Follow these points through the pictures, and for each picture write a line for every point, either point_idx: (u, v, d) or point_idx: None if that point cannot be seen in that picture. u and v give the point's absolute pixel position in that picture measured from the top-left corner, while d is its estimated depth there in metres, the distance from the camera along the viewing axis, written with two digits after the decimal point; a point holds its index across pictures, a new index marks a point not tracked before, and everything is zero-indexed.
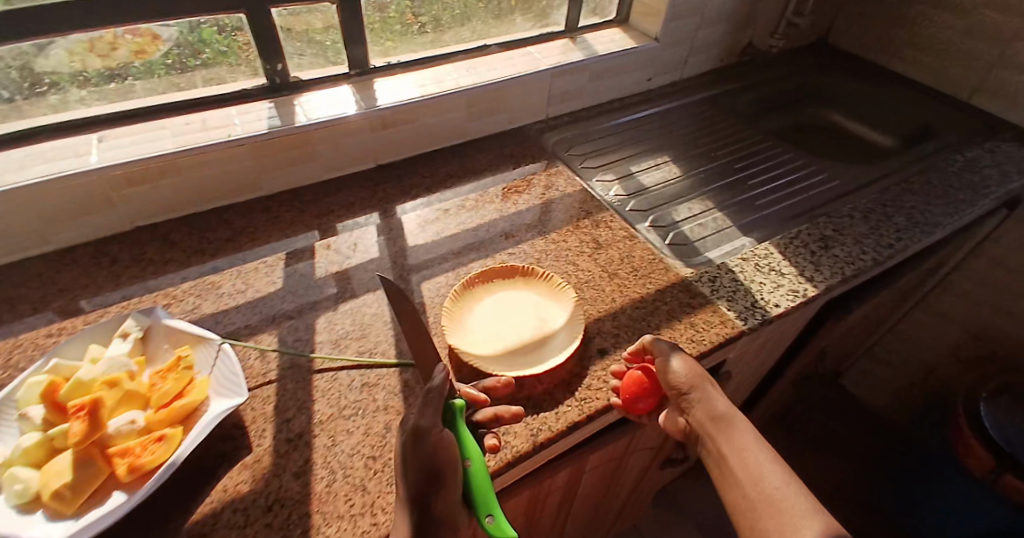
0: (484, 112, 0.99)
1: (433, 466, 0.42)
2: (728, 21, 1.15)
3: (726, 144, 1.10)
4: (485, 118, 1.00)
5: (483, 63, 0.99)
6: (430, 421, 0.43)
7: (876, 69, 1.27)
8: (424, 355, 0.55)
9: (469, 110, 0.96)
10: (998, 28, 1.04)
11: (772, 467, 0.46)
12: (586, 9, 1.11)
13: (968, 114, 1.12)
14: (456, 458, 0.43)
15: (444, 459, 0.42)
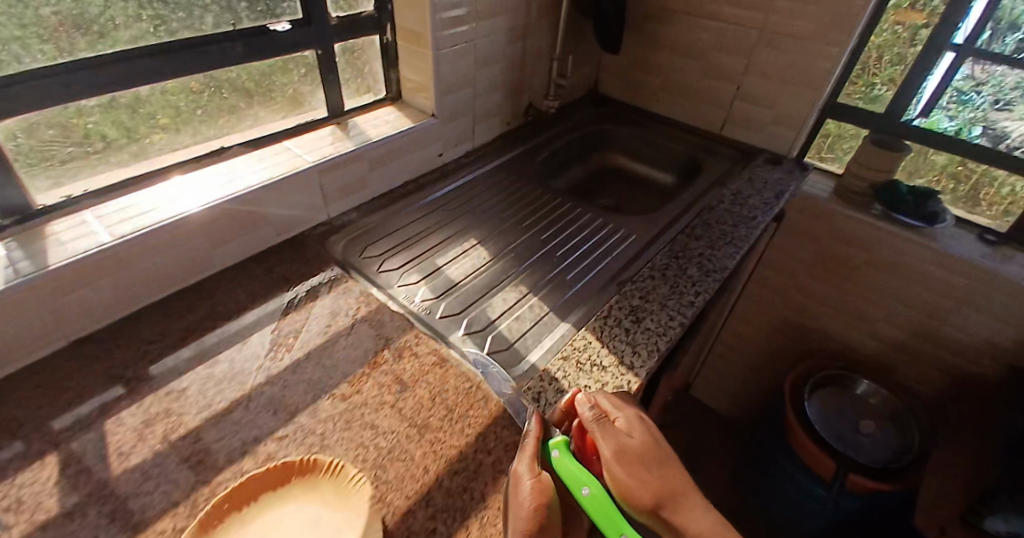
0: (237, 230, 0.78)
1: (524, 511, 0.45)
2: (502, 85, 1.14)
3: (531, 212, 1.05)
4: (243, 236, 0.80)
5: (222, 172, 0.79)
6: (529, 465, 0.50)
7: (642, 113, 1.39)
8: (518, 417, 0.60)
9: (212, 233, 0.74)
10: (722, 70, 1.19)
11: None
12: (351, 89, 0.98)
13: (723, 143, 1.25)
14: (544, 497, 0.46)
15: (530, 506, 0.45)
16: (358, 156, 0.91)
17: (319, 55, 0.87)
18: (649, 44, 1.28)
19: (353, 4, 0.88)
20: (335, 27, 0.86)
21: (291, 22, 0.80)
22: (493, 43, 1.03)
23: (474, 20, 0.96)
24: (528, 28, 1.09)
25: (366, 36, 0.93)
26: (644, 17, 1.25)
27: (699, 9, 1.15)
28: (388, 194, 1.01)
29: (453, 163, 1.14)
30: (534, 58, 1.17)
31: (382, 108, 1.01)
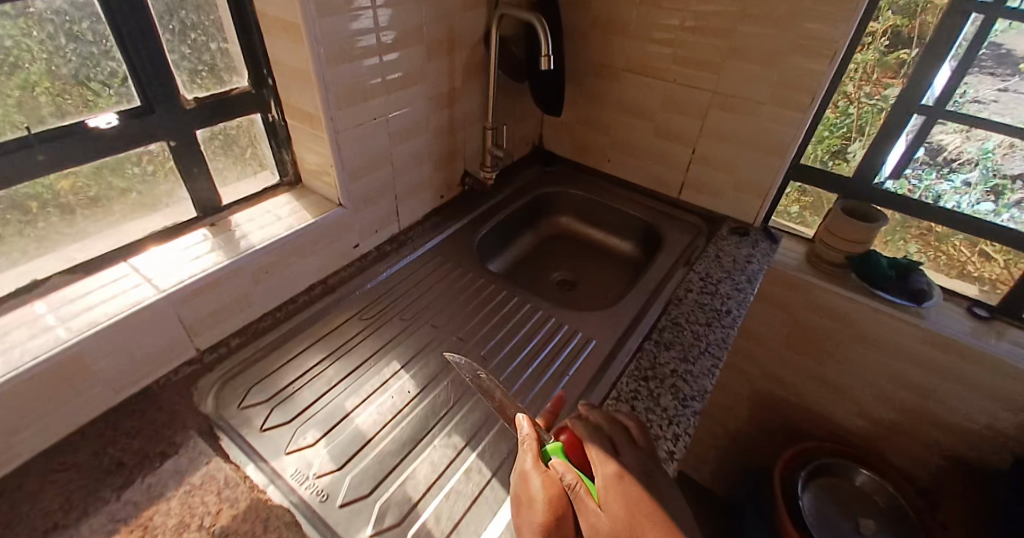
0: (57, 399, 0.56)
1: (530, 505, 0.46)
2: (432, 158, 0.97)
3: (471, 313, 0.87)
4: (73, 402, 0.58)
5: (32, 318, 0.57)
6: (533, 462, 0.49)
7: (591, 175, 1.27)
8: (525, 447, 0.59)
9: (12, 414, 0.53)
10: (676, 132, 1.07)
11: None
12: (228, 176, 0.76)
13: (681, 209, 1.14)
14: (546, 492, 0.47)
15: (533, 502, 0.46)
16: (234, 271, 0.69)
17: (173, 147, 0.66)
18: (596, 102, 1.16)
19: (221, 81, 0.69)
20: (192, 112, 0.66)
21: (123, 113, 0.60)
22: (413, 115, 0.86)
23: (385, 92, 0.79)
24: (457, 94, 0.93)
25: (244, 116, 0.73)
26: (589, 75, 1.14)
27: (647, 68, 1.04)
28: (288, 304, 0.80)
29: (375, 252, 0.94)
30: (468, 125, 1.01)
31: (275, 198, 0.82)
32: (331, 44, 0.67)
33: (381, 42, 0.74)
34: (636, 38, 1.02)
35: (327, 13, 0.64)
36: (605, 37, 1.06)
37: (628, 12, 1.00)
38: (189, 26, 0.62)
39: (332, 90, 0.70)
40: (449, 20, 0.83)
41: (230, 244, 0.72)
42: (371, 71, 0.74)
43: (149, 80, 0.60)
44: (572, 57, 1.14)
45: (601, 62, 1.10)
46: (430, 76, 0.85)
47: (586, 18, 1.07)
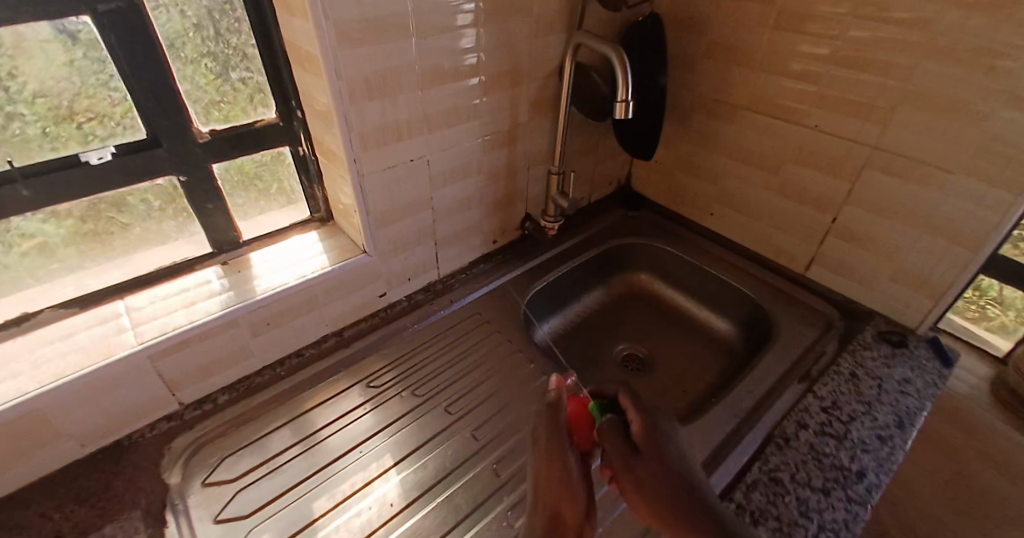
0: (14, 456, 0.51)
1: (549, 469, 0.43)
2: (485, 201, 0.83)
3: (502, 401, 0.69)
4: (33, 458, 0.53)
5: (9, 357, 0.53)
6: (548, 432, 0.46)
7: (687, 228, 1.04)
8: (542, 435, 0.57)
9: None
10: (811, 192, 0.81)
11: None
12: (250, 207, 0.69)
13: (803, 293, 0.87)
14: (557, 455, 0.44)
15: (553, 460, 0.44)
16: (228, 324, 0.61)
17: (183, 181, 0.60)
18: (703, 144, 0.94)
19: (245, 113, 0.61)
20: (205, 146, 0.59)
21: (123, 147, 0.54)
22: (463, 154, 0.73)
23: (427, 131, 0.66)
24: (519, 131, 0.78)
25: (270, 150, 0.65)
26: (697, 112, 0.92)
27: (777, 109, 0.79)
28: (293, 359, 0.70)
29: (407, 301, 0.81)
30: (533, 164, 0.85)
31: (302, 234, 0.73)
32: (357, 81, 0.55)
33: (425, 74, 0.61)
34: (765, 70, 0.78)
35: (351, 43, 0.52)
36: (723, 68, 0.84)
37: (757, 38, 0.77)
38: (206, 54, 0.55)
39: (358, 131, 0.58)
40: (514, 46, 0.68)
41: (233, 288, 0.63)
42: (411, 107, 0.62)
43: (153, 112, 0.54)
44: (676, 89, 0.93)
45: (715, 97, 0.88)
46: (486, 110, 0.71)
47: (700, 43, 0.85)
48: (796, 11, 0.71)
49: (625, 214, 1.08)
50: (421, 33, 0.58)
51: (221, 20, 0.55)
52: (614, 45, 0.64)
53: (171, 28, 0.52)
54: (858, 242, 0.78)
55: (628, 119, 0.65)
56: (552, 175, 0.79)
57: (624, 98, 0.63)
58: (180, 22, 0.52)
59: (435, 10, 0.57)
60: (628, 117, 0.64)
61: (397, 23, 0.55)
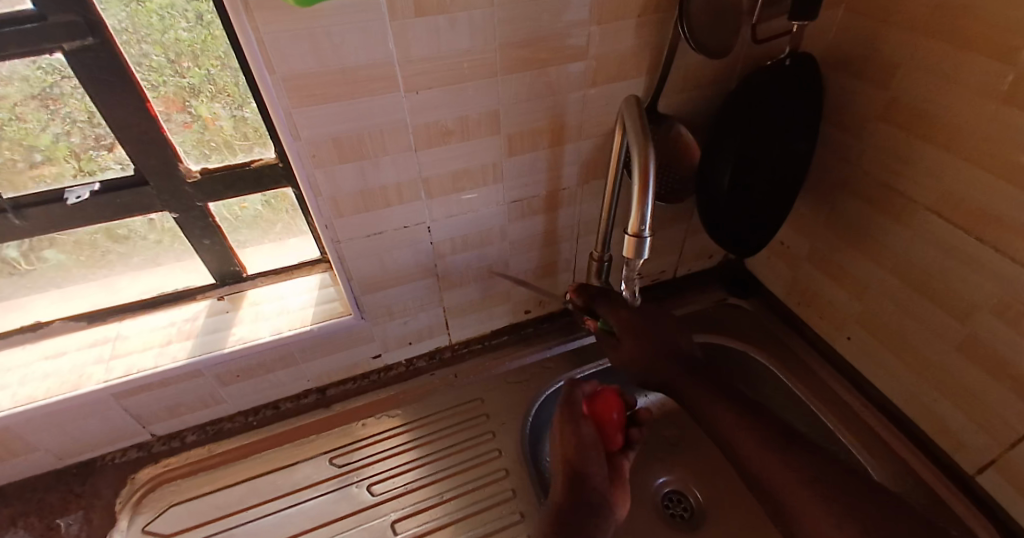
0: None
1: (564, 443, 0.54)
2: (515, 270, 0.68)
3: (456, 530, 0.58)
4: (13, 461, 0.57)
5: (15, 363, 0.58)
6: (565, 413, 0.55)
7: (807, 347, 0.73)
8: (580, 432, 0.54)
9: None
10: (1007, 371, 0.48)
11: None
12: (254, 241, 0.65)
13: (961, 512, 0.55)
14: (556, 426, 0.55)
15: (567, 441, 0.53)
16: (192, 373, 0.58)
17: (175, 218, 0.57)
18: (851, 242, 0.62)
19: (240, 150, 0.54)
20: (196, 186, 0.54)
21: (107, 184, 0.52)
22: (482, 221, 0.59)
23: (425, 197, 0.54)
24: (564, 196, 0.62)
25: (270, 190, 0.58)
26: (846, 194, 0.61)
27: (987, 226, 0.46)
28: (267, 409, 0.67)
29: (406, 366, 0.73)
30: (584, 232, 0.67)
31: (306, 278, 0.68)
32: (323, 142, 0.45)
33: (422, 132, 0.48)
34: (979, 166, 0.45)
35: (313, 100, 0.41)
36: (905, 143, 0.51)
37: (977, 115, 0.44)
38: (190, 87, 0.48)
39: (329, 196, 0.49)
40: (559, 98, 0.51)
41: (212, 332, 0.60)
42: (400, 169, 0.50)
43: (135, 151, 0.50)
44: (823, 153, 0.62)
45: (884, 182, 0.55)
46: (515, 173, 0.56)
47: (877, 99, 0.53)
48: None
49: (720, 300, 0.81)
50: (414, 87, 0.44)
51: (207, 53, 0.46)
52: (650, 146, 0.40)
53: (157, 58, 0.45)
54: None
55: (641, 258, 0.42)
56: (593, 260, 0.62)
57: (634, 233, 0.40)
58: (161, 54, 0.45)
59: (434, 59, 0.43)
60: (640, 259, 0.41)
61: (376, 80, 0.42)
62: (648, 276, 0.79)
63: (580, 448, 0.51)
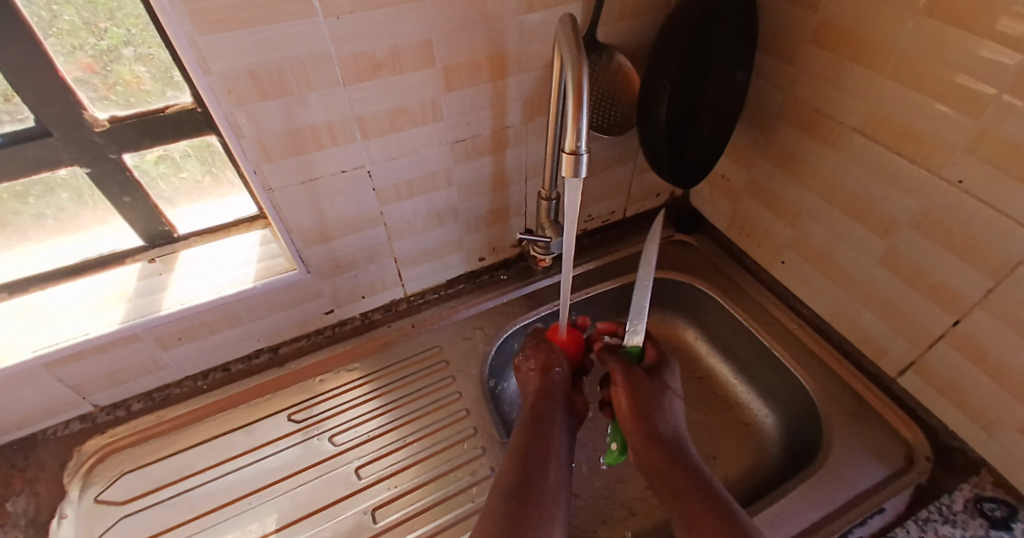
0: None
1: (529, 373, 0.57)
2: (465, 216, 0.67)
3: (420, 469, 0.59)
4: None
5: None
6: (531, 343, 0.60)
7: (750, 276, 0.77)
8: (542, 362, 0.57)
9: None
10: (926, 275, 0.52)
11: (538, 452, 0.46)
12: (186, 202, 0.61)
13: (886, 411, 0.60)
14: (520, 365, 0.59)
15: (534, 369, 0.56)
16: (129, 337, 0.56)
17: (90, 173, 0.52)
18: (787, 168, 0.64)
19: (152, 94, 0.49)
20: (107, 136, 0.49)
21: (9, 136, 0.46)
22: (426, 164, 0.58)
23: (361, 138, 0.51)
24: (509, 135, 0.60)
25: (192, 139, 0.53)
26: (780, 123, 0.62)
27: (907, 139, 0.48)
28: (218, 372, 0.66)
29: (361, 320, 0.72)
30: (533, 173, 0.67)
31: (244, 235, 0.65)
32: (239, 75, 0.41)
33: (350, 66, 0.45)
34: (899, 82, 0.47)
35: (220, 27, 0.38)
36: (834, 64, 0.52)
37: (897, 30, 0.45)
38: (91, 28, 0.44)
39: (254, 138, 0.46)
40: (495, 26, 0.49)
41: (146, 294, 0.58)
42: (330, 107, 0.47)
43: (32, 98, 0.44)
44: (758, 82, 0.62)
45: (814, 105, 0.57)
46: (456, 111, 0.54)
47: (807, 21, 0.53)
48: None
49: (668, 237, 0.83)
50: (334, 13, 0.41)
51: None
52: (585, 55, 0.39)
53: (68, 18, 0.42)
54: (987, 364, 0.49)
55: (580, 178, 0.40)
56: (542, 200, 0.61)
57: (572, 148, 0.39)
58: (71, 13, 0.42)
59: None
60: (579, 177, 0.40)
61: (289, 4, 0.39)
62: (598, 218, 0.80)
63: (554, 355, 0.57)
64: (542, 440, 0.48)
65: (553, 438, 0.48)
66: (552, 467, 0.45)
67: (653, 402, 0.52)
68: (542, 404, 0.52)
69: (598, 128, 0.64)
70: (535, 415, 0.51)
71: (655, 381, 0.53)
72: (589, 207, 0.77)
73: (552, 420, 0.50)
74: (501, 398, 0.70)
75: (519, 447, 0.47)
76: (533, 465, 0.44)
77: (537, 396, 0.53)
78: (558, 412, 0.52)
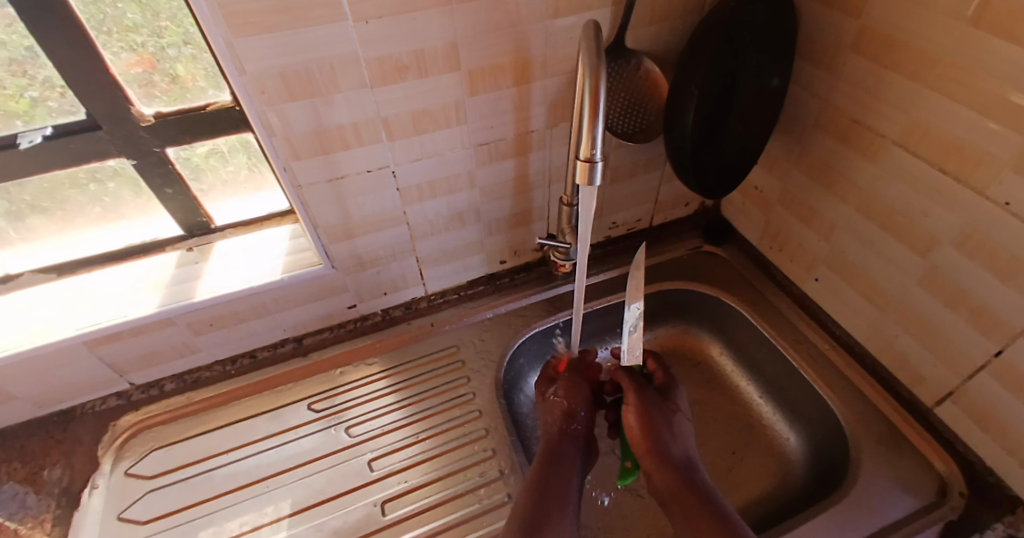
0: None
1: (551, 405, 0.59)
2: (487, 218, 0.67)
3: (430, 467, 0.60)
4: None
5: None
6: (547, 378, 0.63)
7: (780, 291, 0.74)
8: (567, 399, 0.59)
9: None
10: (967, 298, 0.48)
11: (554, 489, 0.49)
12: (222, 195, 0.64)
13: (919, 440, 0.56)
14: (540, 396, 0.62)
15: (555, 405, 0.59)
16: (163, 322, 0.59)
17: (134, 165, 0.55)
18: (823, 181, 0.61)
19: (191, 94, 0.52)
20: (150, 130, 0.52)
21: (60, 128, 0.50)
22: (448, 166, 0.58)
23: (386, 139, 0.53)
24: (533, 139, 0.60)
25: (229, 135, 0.56)
26: (816, 133, 0.60)
27: (952, 154, 0.45)
28: (245, 359, 0.68)
29: (382, 316, 0.73)
30: (556, 178, 0.66)
31: (275, 229, 0.68)
32: (269, 77, 0.43)
33: (375, 68, 0.46)
34: (943, 94, 0.44)
35: (251, 29, 0.40)
36: (874, 73, 0.50)
37: (942, 38, 0.43)
38: (136, 27, 0.46)
39: (283, 136, 0.48)
40: (519, 30, 0.49)
41: (181, 282, 0.61)
42: (357, 108, 0.49)
43: (84, 94, 0.48)
44: (795, 90, 0.60)
45: (853, 116, 0.54)
46: (479, 114, 0.55)
47: (847, 29, 0.51)
48: (1016, 5, 0.37)
49: (696, 247, 0.81)
50: (361, 17, 0.42)
51: None
52: (603, 62, 0.38)
53: (131, 17, 0.45)
54: None
55: (594, 186, 0.41)
56: (563, 205, 0.60)
57: (586, 157, 0.39)
58: (136, 12, 0.45)
59: None
60: (594, 185, 0.41)
61: (316, 8, 0.41)
62: (623, 225, 0.79)
63: (575, 392, 0.59)
64: (556, 478, 0.50)
65: (568, 478, 0.51)
66: (566, 506, 0.47)
67: (663, 422, 0.52)
68: (559, 441, 0.54)
69: (622, 135, 0.63)
70: (551, 451, 0.53)
71: (665, 403, 0.55)
72: (613, 213, 0.75)
73: (566, 458, 0.53)
74: (515, 402, 0.70)
75: (537, 480, 0.49)
76: (549, 503, 0.47)
77: (560, 427, 0.56)
78: (573, 450, 0.54)
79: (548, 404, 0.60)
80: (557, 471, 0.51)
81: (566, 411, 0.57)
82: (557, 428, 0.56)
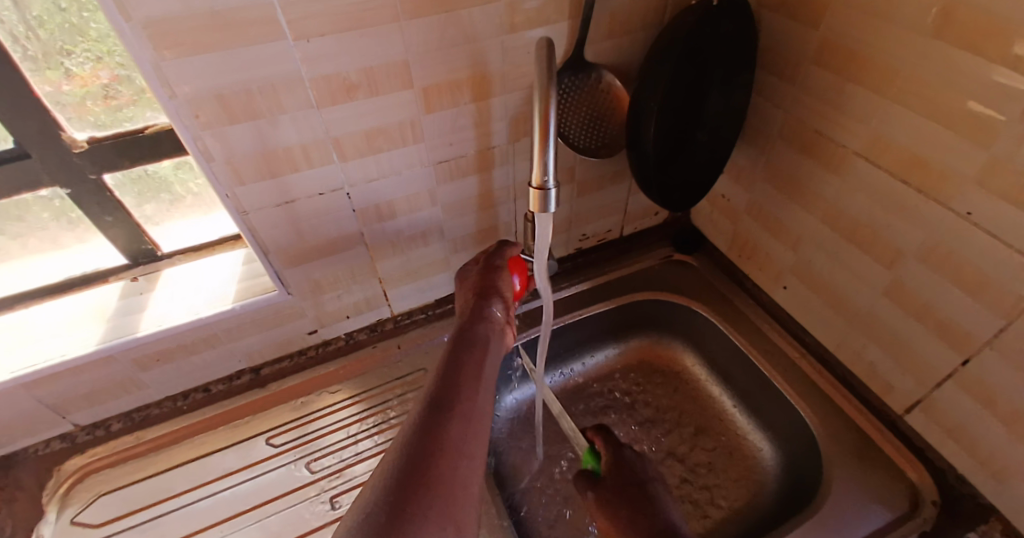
0: None
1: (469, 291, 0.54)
2: (451, 236, 0.65)
3: None
4: None
5: None
6: (465, 272, 0.58)
7: (749, 300, 0.73)
8: (485, 289, 0.53)
9: None
10: (933, 309, 0.48)
11: (463, 374, 0.43)
12: (170, 219, 0.60)
13: (891, 450, 0.56)
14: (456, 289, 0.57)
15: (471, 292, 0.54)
16: (105, 359, 0.55)
17: (69, 194, 0.52)
18: (787, 191, 0.61)
19: (129, 117, 0.49)
20: (85, 157, 0.49)
21: None
22: (408, 185, 0.56)
23: (338, 160, 0.50)
24: (495, 155, 0.59)
25: (173, 158, 0.52)
26: (781, 144, 0.59)
27: (913, 166, 0.45)
28: (198, 392, 0.64)
29: (345, 340, 0.70)
30: (521, 192, 0.65)
31: (228, 253, 0.64)
32: (206, 99, 0.40)
33: (323, 87, 0.44)
34: (904, 106, 0.44)
35: (184, 50, 0.37)
36: (835, 84, 0.50)
37: (902, 51, 0.42)
38: (64, 48, 0.43)
39: (225, 160, 0.45)
40: (475, 45, 0.47)
41: (125, 314, 0.57)
42: (305, 130, 0.46)
43: (9, 121, 0.44)
44: (758, 100, 0.60)
45: (815, 127, 0.54)
46: (436, 132, 0.53)
47: (808, 39, 0.50)
48: (976, 17, 0.36)
49: (667, 257, 0.80)
50: (303, 35, 0.40)
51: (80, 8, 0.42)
52: (553, 83, 0.37)
53: (96, 26, 0.43)
54: (998, 408, 0.45)
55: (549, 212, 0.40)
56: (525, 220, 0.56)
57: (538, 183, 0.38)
58: (71, 31, 0.43)
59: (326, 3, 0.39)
60: (549, 212, 0.39)
61: (254, 25, 0.38)
62: (593, 237, 0.77)
63: (495, 283, 0.54)
64: (466, 358, 0.45)
65: (482, 358, 0.46)
66: (480, 387, 0.43)
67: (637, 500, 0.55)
68: (472, 323, 0.50)
69: (584, 150, 0.62)
70: (462, 333, 0.49)
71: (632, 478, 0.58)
72: (582, 226, 0.74)
73: (479, 340, 0.48)
74: None
75: (444, 364, 0.44)
76: (455, 381, 0.42)
77: (472, 313, 0.51)
78: (487, 332, 0.49)
79: (466, 292, 0.55)
80: (465, 356, 0.45)
81: (485, 298, 0.53)
82: (472, 314, 0.51)
